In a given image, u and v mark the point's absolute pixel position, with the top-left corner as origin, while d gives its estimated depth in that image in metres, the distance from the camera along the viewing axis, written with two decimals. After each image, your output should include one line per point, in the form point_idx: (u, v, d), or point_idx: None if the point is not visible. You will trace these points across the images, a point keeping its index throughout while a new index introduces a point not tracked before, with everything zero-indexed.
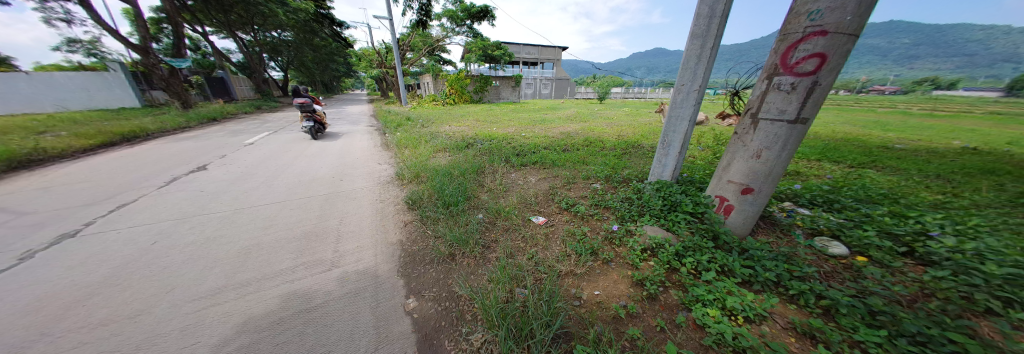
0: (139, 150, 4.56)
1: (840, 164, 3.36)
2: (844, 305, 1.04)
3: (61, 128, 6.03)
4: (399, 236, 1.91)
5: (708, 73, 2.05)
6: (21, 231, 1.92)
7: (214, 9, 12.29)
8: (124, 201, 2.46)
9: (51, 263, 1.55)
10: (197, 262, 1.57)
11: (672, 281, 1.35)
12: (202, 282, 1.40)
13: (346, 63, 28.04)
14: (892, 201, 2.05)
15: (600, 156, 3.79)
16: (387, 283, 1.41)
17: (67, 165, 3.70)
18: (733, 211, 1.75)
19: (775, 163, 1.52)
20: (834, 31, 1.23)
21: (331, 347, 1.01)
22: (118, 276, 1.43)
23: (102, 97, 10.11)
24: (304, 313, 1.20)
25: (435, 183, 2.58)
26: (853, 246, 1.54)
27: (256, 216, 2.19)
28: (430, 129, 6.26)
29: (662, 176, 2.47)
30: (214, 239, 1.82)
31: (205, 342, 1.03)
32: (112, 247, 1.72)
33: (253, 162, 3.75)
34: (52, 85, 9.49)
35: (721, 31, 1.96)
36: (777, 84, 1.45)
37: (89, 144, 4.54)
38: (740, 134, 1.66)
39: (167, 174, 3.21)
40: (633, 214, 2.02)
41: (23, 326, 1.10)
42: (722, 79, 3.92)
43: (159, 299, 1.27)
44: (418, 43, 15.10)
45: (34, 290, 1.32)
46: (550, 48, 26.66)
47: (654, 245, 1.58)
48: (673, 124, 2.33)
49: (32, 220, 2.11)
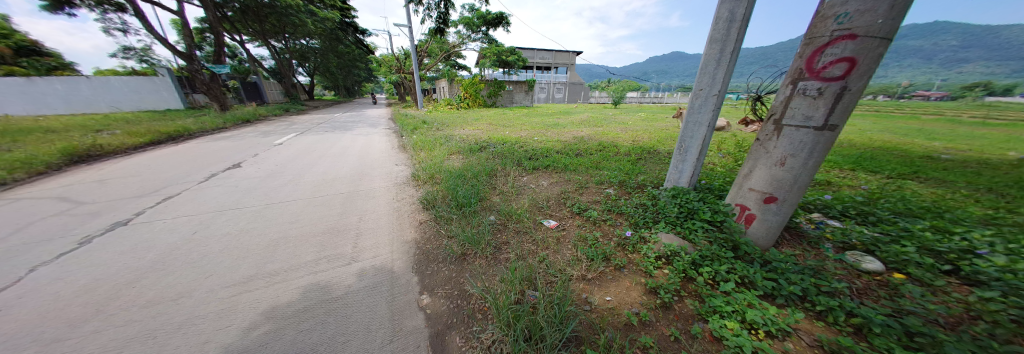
0: (180, 148, 4.98)
1: (877, 174, 3.13)
2: (876, 324, 0.97)
3: (113, 127, 6.66)
4: (414, 234, 1.97)
5: (728, 78, 1.99)
6: (81, 219, 2.14)
7: (250, 19, 13.23)
8: (168, 194, 2.69)
9: (106, 248, 1.73)
10: (232, 251, 1.69)
11: (687, 290, 1.31)
12: (234, 270, 1.50)
13: (367, 69, 29.52)
14: (934, 214, 1.88)
15: (614, 161, 3.74)
16: (403, 279, 1.47)
17: (118, 161, 4.07)
18: (754, 221, 1.69)
19: (800, 172, 1.45)
20: (863, 34, 1.18)
21: (348, 337, 1.07)
22: (163, 262, 1.57)
23: (152, 100, 11.10)
24: (326, 303, 1.26)
25: (450, 184, 2.65)
26: (890, 262, 1.42)
27: (282, 211, 2.32)
28: (445, 132, 6.42)
29: (679, 182, 2.41)
30: (246, 231, 1.96)
31: (236, 326, 1.11)
32: (159, 235, 1.89)
33: (280, 161, 3.99)
34: (109, 89, 10.54)
35: (742, 35, 1.90)
36: (802, 89, 1.40)
37: (138, 141, 5.03)
38: (762, 141, 1.60)
39: (205, 171, 3.48)
40: (646, 221, 2.00)
41: (85, 302, 1.23)
42: (744, 83, 3.80)
43: (198, 283, 1.39)
44: (435, 49, 15.58)
45: (91, 273, 1.46)
46: (563, 53, 26.60)
47: (669, 253, 1.56)
48: (690, 129, 2.28)
49: (90, 208, 2.36)
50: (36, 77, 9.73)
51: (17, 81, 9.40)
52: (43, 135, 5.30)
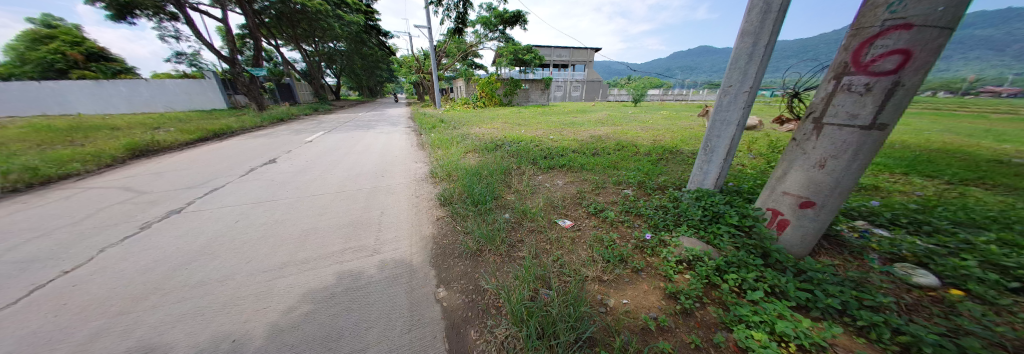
0: (224, 145, 5.45)
1: (934, 179, 2.80)
2: (929, 344, 0.88)
3: (168, 125, 7.42)
4: (432, 230, 2.03)
5: (761, 73, 1.86)
6: (142, 207, 2.42)
7: (284, 25, 14.19)
8: (213, 186, 2.96)
9: (163, 233, 1.95)
10: (268, 240, 1.83)
11: (711, 298, 1.25)
12: (270, 258, 1.63)
13: (389, 70, 30.67)
14: (1003, 225, 1.65)
15: (633, 161, 3.63)
16: (421, 273, 1.52)
17: (172, 156, 4.53)
18: (788, 227, 1.58)
19: (842, 176, 1.33)
20: (921, 23, 1.06)
21: (371, 325, 1.13)
22: (210, 247, 1.73)
23: (200, 100, 12.20)
24: (351, 291, 1.34)
25: (466, 182, 2.71)
26: (947, 277, 1.27)
27: (312, 204, 2.48)
28: (461, 131, 6.53)
29: (703, 184, 2.30)
30: (280, 222, 2.11)
31: (273, 307, 1.22)
32: (206, 223, 2.09)
33: (309, 157, 4.25)
34: (163, 91, 11.70)
35: (779, 27, 1.76)
36: (847, 84, 1.28)
37: (189, 138, 5.57)
38: (799, 141, 1.49)
39: (245, 166, 3.79)
40: (667, 224, 1.92)
41: (147, 281, 1.40)
42: (779, 79, 3.53)
43: (239, 267, 1.52)
44: (453, 49, 15.88)
45: (150, 255, 1.65)
46: (581, 50, 26.08)
47: (691, 257, 1.50)
48: (717, 128, 2.16)
49: (149, 197, 2.66)
50: (103, 80, 11.07)
51: (88, 84, 10.84)
52: (111, 132, 6.01)
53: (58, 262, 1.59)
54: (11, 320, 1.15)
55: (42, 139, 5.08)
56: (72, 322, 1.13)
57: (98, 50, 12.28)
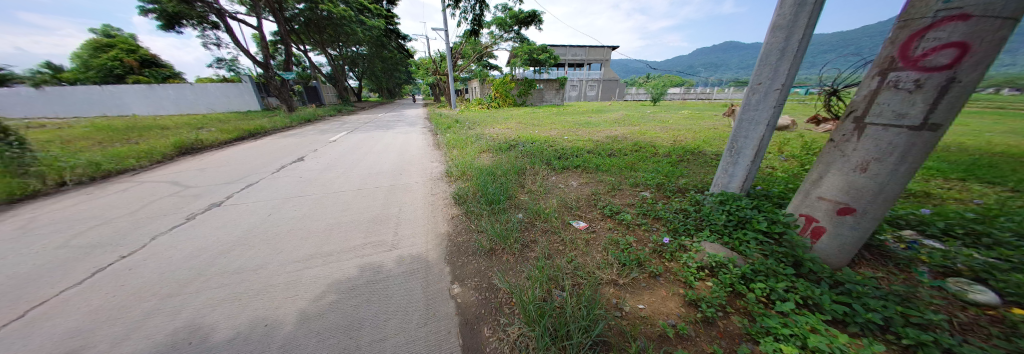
0: (258, 144, 5.86)
1: (999, 185, 2.49)
2: None
3: (210, 125, 8.08)
4: (447, 227, 2.08)
5: (794, 70, 1.74)
6: (188, 200, 2.66)
7: (312, 31, 15.03)
8: (249, 181, 3.20)
9: (206, 224, 2.14)
10: (297, 233, 1.96)
11: (735, 307, 1.19)
12: (299, 249, 1.74)
13: (407, 72, 31.66)
14: None
15: (652, 162, 3.52)
16: (436, 268, 1.56)
17: (213, 153, 4.94)
18: (823, 235, 1.47)
19: (887, 180, 1.22)
20: (979, 14, 0.95)
21: (389, 316, 1.18)
22: (246, 238, 1.88)
23: (238, 102, 13.18)
24: (371, 284, 1.40)
25: (480, 181, 2.74)
26: (1010, 295, 1.13)
27: (335, 200, 2.61)
28: (476, 131, 6.61)
29: (728, 187, 2.20)
30: (307, 216, 2.25)
31: (302, 296, 1.30)
32: (243, 215, 2.27)
33: (334, 156, 4.48)
34: (206, 94, 12.66)
35: (815, 20, 1.64)
36: (893, 81, 1.17)
37: (228, 138, 6.05)
38: (838, 142, 1.38)
39: (277, 163, 4.06)
40: (687, 228, 1.85)
41: (192, 267, 1.55)
42: (815, 75, 3.28)
43: (271, 257, 1.64)
44: (468, 50, 16.11)
45: (193, 244, 1.82)
46: (597, 48, 25.56)
47: (714, 264, 1.44)
48: (744, 129, 2.05)
49: (195, 191, 2.92)
50: (156, 85, 12.20)
51: (142, 88, 11.95)
52: (161, 131, 6.62)
53: (119, 248, 1.79)
54: (82, 297, 1.31)
55: (104, 138, 5.68)
56: (131, 302, 1.27)
57: (151, 57, 13.57)
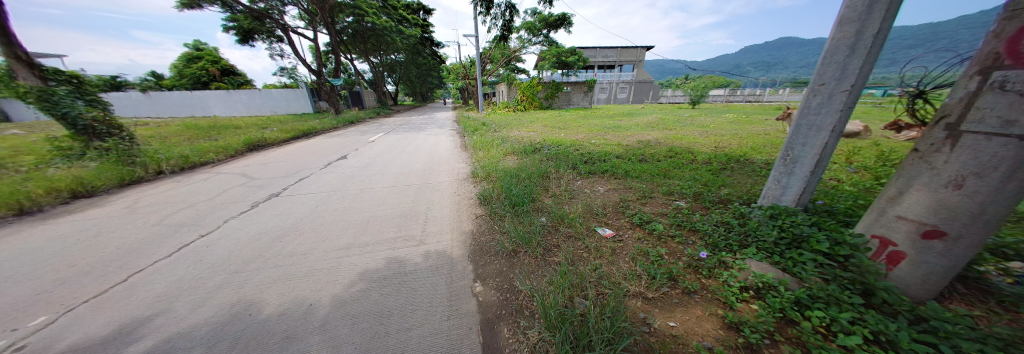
0: (309, 143, 6.58)
1: None
2: None
3: (273, 126, 9.24)
4: (471, 227, 2.15)
5: (868, 68, 1.52)
6: (253, 190, 3.07)
7: (357, 41, 16.51)
8: (301, 176, 3.61)
9: (266, 211, 2.45)
10: (339, 224, 2.16)
11: (786, 335, 1.07)
12: (340, 239, 1.92)
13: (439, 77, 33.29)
14: None
15: (688, 170, 3.28)
16: (460, 266, 1.62)
17: (273, 150, 5.65)
18: (903, 261, 1.26)
19: (994, 202, 1.01)
20: None
21: (414, 308, 1.25)
22: (297, 226, 2.13)
23: (295, 105, 14.89)
24: (400, 276, 1.50)
25: (504, 184, 2.78)
26: None
27: (372, 196, 2.82)
28: (502, 134, 6.72)
29: (781, 200, 1.99)
30: (347, 209, 2.46)
31: (338, 281, 1.44)
32: (294, 206, 2.57)
33: (372, 155, 4.86)
34: (269, 98, 14.48)
35: (896, 10, 1.42)
36: (997, 81, 0.98)
37: (286, 136, 6.88)
38: (927, 154, 1.18)
39: (324, 160, 4.52)
40: (729, 243, 1.71)
41: (254, 248, 1.79)
42: (894, 74, 2.81)
43: (317, 244, 1.84)
44: (497, 54, 16.46)
45: (255, 228, 2.10)
46: (629, 49, 24.57)
47: (760, 285, 1.31)
48: (803, 135, 1.84)
49: (258, 183, 3.37)
50: (232, 91, 14.30)
51: (221, 94, 14.06)
52: (235, 130, 7.74)
53: (201, 228, 2.13)
54: (174, 267, 1.59)
55: (192, 135, 6.78)
56: (207, 275, 1.51)
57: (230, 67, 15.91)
